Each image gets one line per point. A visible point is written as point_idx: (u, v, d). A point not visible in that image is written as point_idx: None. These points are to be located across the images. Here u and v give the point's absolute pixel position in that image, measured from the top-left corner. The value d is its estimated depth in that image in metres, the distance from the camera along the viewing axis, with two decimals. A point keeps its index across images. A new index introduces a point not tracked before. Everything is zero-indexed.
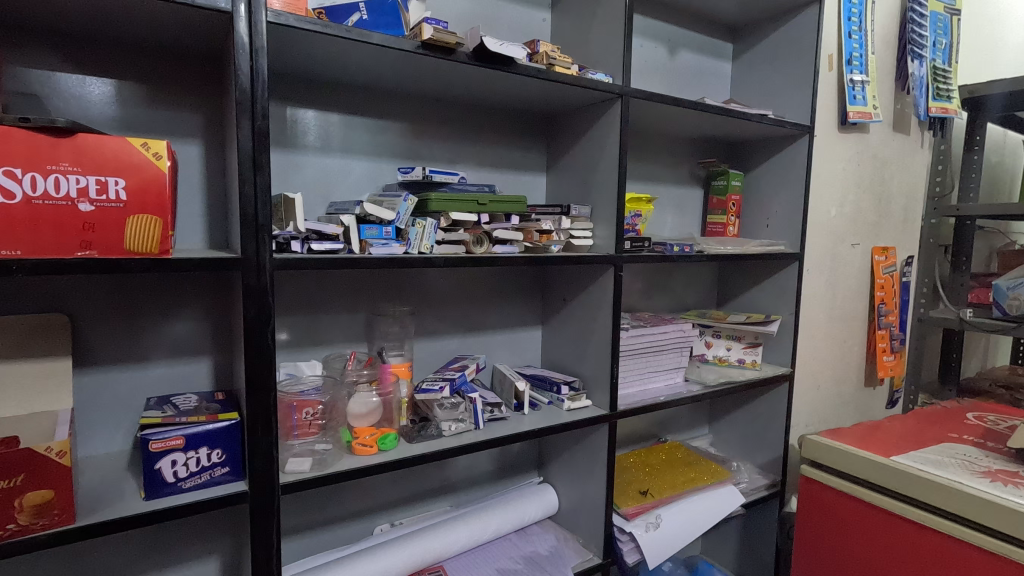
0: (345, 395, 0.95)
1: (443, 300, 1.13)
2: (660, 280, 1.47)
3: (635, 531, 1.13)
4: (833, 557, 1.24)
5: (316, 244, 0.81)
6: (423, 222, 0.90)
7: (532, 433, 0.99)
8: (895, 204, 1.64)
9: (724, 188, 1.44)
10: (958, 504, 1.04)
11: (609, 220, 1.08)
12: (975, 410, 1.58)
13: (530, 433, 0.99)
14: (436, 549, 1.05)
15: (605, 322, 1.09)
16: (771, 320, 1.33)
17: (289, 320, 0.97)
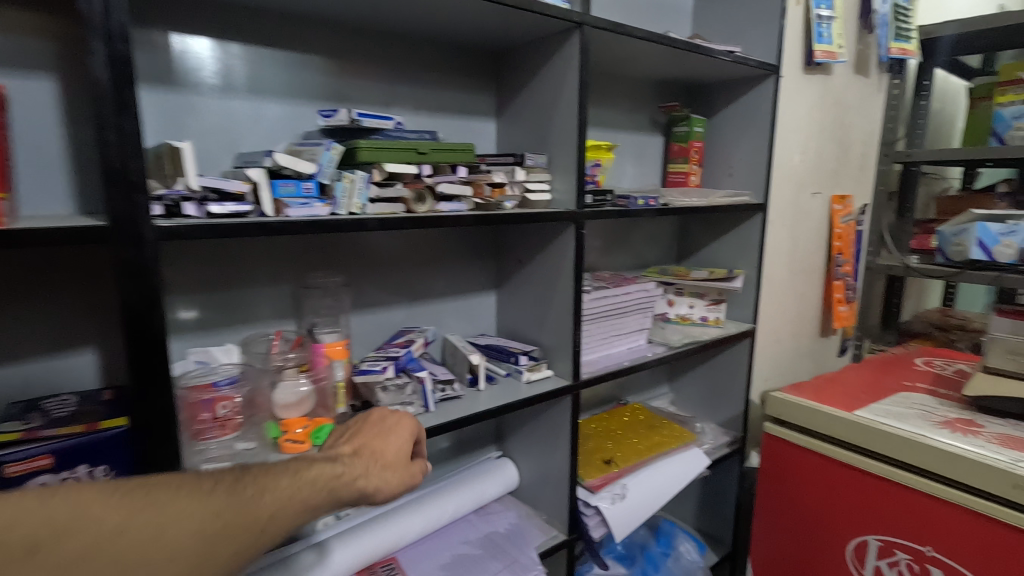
0: (268, 385, 0.81)
1: (384, 266, 0.99)
2: (620, 235, 1.38)
3: (601, 504, 1.06)
4: (796, 513, 1.23)
5: (214, 207, 0.65)
6: (350, 175, 0.75)
7: (490, 413, 0.89)
8: (854, 150, 1.60)
9: (686, 134, 1.34)
10: (923, 457, 1.03)
11: (568, 171, 0.96)
12: (923, 355, 1.60)
13: (488, 413, 0.89)
14: (387, 542, 0.95)
15: (566, 287, 0.99)
16: (735, 276, 1.27)
17: (198, 299, 0.81)
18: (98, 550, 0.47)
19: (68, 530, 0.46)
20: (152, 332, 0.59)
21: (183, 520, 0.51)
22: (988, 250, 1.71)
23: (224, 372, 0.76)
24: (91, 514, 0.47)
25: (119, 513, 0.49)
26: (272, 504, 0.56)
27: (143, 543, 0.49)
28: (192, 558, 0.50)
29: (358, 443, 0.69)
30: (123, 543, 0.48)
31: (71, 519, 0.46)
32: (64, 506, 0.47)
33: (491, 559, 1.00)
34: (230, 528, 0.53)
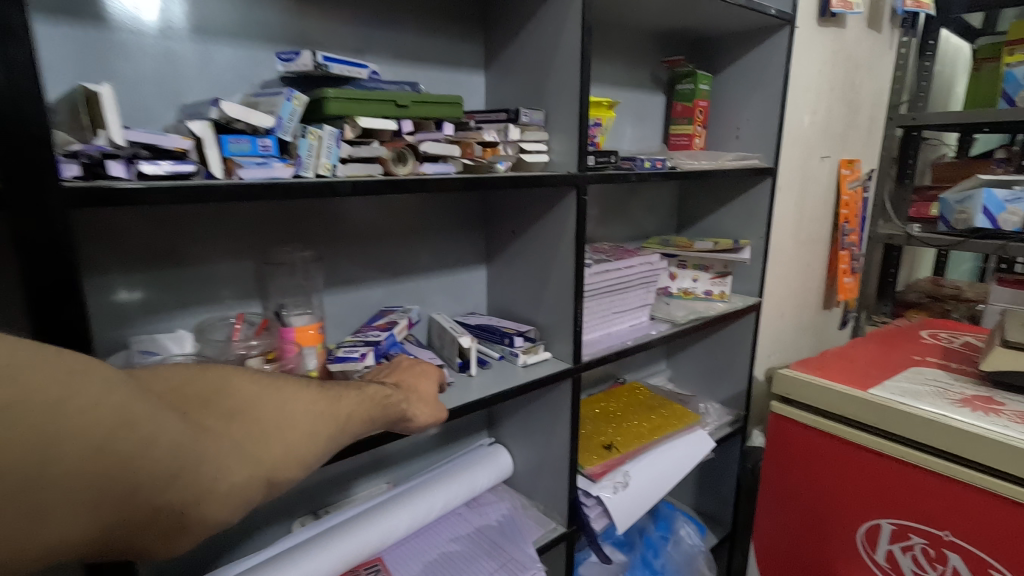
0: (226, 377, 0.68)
1: (359, 239, 0.88)
2: (618, 204, 1.27)
3: (602, 494, 0.99)
4: (803, 495, 1.17)
5: (146, 165, 0.52)
6: (317, 130, 0.63)
7: (485, 403, 0.80)
8: (863, 111, 1.51)
9: (690, 92, 1.22)
10: (945, 437, 0.97)
11: (569, 130, 0.85)
12: (928, 327, 1.55)
13: (483, 402, 0.80)
14: (372, 543, 0.86)
15: (566, 260, 0.89)
16: (743, 246, 1.18)
17: (140, 279, 0.70)
18: (217, 419, 0.45)
19: (186, 399, 0.45)
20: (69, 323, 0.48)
21: (284, 404, 0.50)
22: (992, 218, 1.64)
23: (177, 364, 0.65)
24: (203, 388, 0.47)
25: (227, 393, 0.48)
26: (349, 407, 0.56)
27: (245, 421, 0.47)
28: (294, 439, 0.49)
29: (397, 376, 0.69)
30: (235, 415, 0.47)
31: (187, 390, 0.46)
32: (178, 380, 0.46)
33: (485, 557, 0.92)
34: (322, 419, 0.53)
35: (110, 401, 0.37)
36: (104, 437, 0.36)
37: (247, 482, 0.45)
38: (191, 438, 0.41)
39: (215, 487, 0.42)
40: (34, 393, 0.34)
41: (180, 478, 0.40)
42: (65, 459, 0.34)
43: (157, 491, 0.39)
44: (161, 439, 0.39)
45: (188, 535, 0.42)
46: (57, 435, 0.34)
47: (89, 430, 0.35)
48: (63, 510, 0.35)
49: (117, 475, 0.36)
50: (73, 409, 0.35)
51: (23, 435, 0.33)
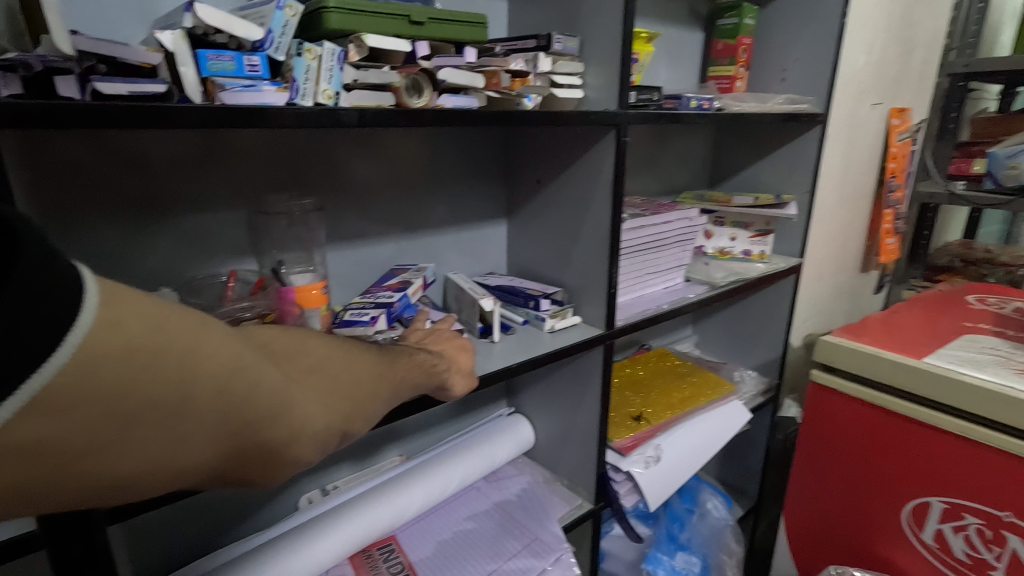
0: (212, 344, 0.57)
1: (367, 187, 0.77)
2: (648, 154, 1.15)
3: (633, 469, 0.91)
4: (843, 468, 1.10)
5: (101, 83, 0.42)
6: (314, 46, 0.52)
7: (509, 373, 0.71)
8: (919, 53, 1.36)
9: (734, 28, 1.09)
10: (1010, 411, 0.88)
11: (607, 60, 0.74)
12: (974, 291, 1.44)
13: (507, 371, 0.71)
14: (385, 520, 0.79)
15: (600, 213, 0.78)
16: (789, 202, 1.05)
17: (116, 229, 0.60)
18: (312, 371, 0.40)
19: (281, 353, 0.39)
20: None
21: (369, 356, 0.45)
22: None
23: None
24: (296, 340, 0.40)
25: (317, 345, 0.42)
26: (404, 370, 0.49)
27: (338, 373, 0.42)
28: (379, 388, 0.45)
29: (439, 347, 0.60)
30: (327, 368, 0.41)
31: (279, 343, 0.39)
32: (268, 333, 0.39)
33: (507, 536, 0.85)
34: (398, 376, 0.48)
35: (207, 344, 0.32)
36: (215, 378, 0.32)
37: (337, 429, 0.41)
38: (289, 384, 0.37)
39: (307, 432, 0.38)
40: (154, 329, 0.30)
41: (281, 419, 0.36)
42: (183, 397, 0.31)
43: (261, 429, 0.35)
44: (267, 382, 0.35)
45: (281, 472, 0.39)
46: (178, 374, 0.31)
47: (205, 372, 0.32)
48: (177, 447, 0.32)
49: (230, 414, 0.33)
50: (188, 350, 0.31)
51: (144, 372, 0.30)
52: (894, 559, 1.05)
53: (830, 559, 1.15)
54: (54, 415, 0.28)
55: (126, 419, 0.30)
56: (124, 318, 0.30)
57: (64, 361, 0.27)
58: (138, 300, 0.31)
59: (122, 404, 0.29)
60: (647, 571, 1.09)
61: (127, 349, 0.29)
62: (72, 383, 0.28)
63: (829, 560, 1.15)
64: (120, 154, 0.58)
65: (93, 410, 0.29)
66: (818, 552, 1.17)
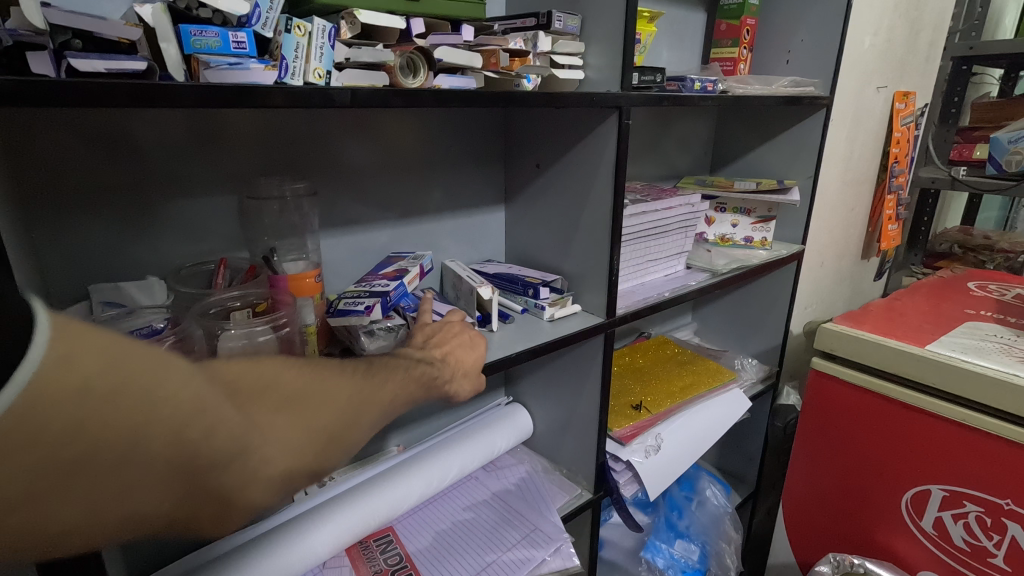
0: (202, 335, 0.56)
1: (361, 172, 0.75)
2: (649, 138, 1.13)
3: (633, 458, 0.90)
4: (843, 455, 1.09)
5: (75, 59, 0.40)
6: (304, 23, 0.50)
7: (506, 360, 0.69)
8: (925, 35, 1.34)
9: (738, 8, 1.06)
10: (1012, 398, 0.87)
11: (609, 39, 0.71)
12: (975, 278, 1.43)
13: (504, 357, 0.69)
14: (383, 512, 0.78)
15: (601, 197, 0.76)
16: (792, 187, 1.03)
17: (99, 216, 0.57)
18: (281, 408, 0.38)
19: (248, 390, 0.37)
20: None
21: (356, 382, 0.43)
22: None
23: (151, 315, 0.54)
24: (267, 373, 0.38)
25: (291, 376, 0.39)
26: (392, 392, 0.46)
27: (315, 407, 0.39)
28: (363, 419, 0.43)
29: (446, 347, 0.58)
30: (302, 401, 0.39)
31: (250, 377, 0.37)
32: (237, 367, 0.37)
33: (506, 526, 0.84)
34: (385, 401, 0.45)
35: (162, 381, 0.30)
36: (169, 421, 0.30)
37: (306, 471, 0.38)
38: (252, 426, 0.35)
39: (267, 475, 0.36)
40: (110, 369, 0.29)
41: (238, 463, 0.34)
42: (133, 444, 0.29)
43: (214, 475, 0.33)
44: (226, 424, 0.33)
45: (239, 519, 0.36)
46: (129, 419, 0.29)
47: (156, 417, 0.30)
48: (124, 496, 0.30)
49: (183, 459, 0.31)
50: (144, 391, 0.29)
51: (94, 416, 0.28)
52: (894, 546, 1.04)
53: (830, 546, 1.15)
54: None
55: (73, 465, 0.28)
56: (80, 356, 0.28)
57: (9, 403, 0.26)
58: (98, 336, 0.30)
59: (63, 452, 0.27)
60: (646, 560, 1.10)
61: (72, 395, 0.27)
62: (15, 426, 0.26)
63: (828, 546, 1.15)
64: (103, 137, 0.56)
65: (33, 459, 0.27)
66: (817, 538, 1.17)
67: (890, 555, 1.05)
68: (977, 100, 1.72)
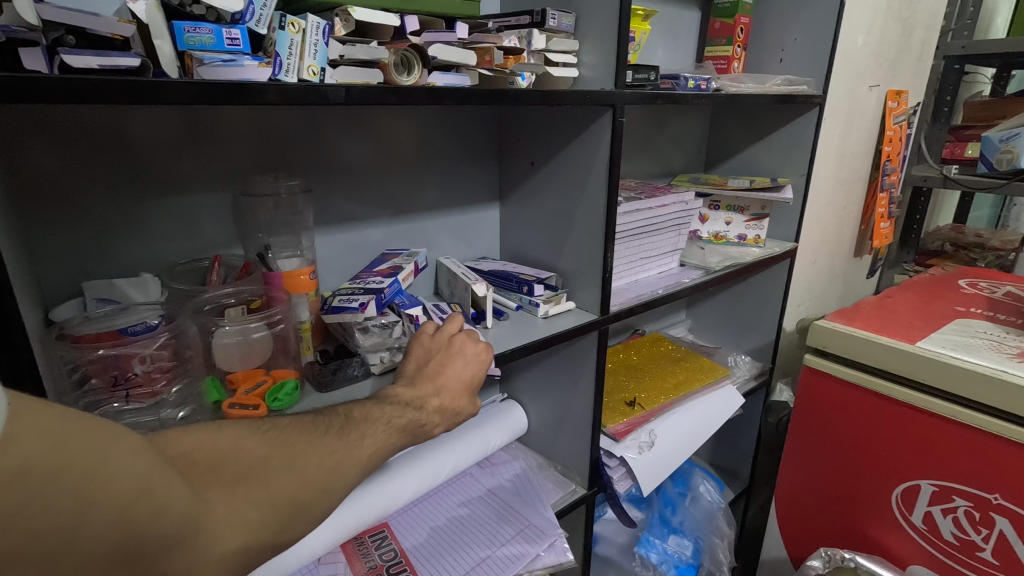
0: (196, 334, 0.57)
1: (355, 169, 0.75)
2: (644, 136, 1.13)
3: (627, 454, 0.91)
4: (835, 451, 1.10)
5: (68, 55, 0.40)
6: (298, 19, 0.50)
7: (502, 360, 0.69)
8: (917, 34, 1.35)
9: (732, 7, 1.06)
10: (1002, 395, 0.88)
11: (603, 37, 0.72)
12: (965, 276, 1.44)
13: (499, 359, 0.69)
14: (379, 506, 0.77)
15: (595, 194, 0.77)
16: (785, 185, 1.03)
17: (93, 213, 0.57)
18: (237, 482, 0.38)
19: (202, 464, 0.37)
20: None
21: (326, 445, 0.43)
22: None
23: (146, 311, 0.54)
24: (222, 447, 0.39)
25: (250, 447, 0.40)
26: (366, 451, 0.46)
27: (274, 478, 0.39)
28: (329, 484, 0.42)
29: (438, 382, 0.57)
30: (259, 475, 0.39)
31: (201, 453, 0.37)
32: (191, 441, 0.37)
33: (502, 523, 0.85)
34: (355, 463, 0.45)
35: (111, 461, 0.30)
36: (120, 503, 0.30)
37: (259, 548, 0.38)
38: (203, 505, 0.35)
39: (218, 554, 0.35)
40: (62, 447, 0.29)
41: (187, 542, 0.33)
42: (75, 532, 0.28)
43: (161, 557, 0.32)
44: (177, 505, 0.33)
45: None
46: (73, 504, 0.28)
47: (106, 497, 0.29)
48: None
49: (130, 542, 0.30)
50: (91, 475, 0.29)
51: (40, 497, 0.27)
52: (884, 540, 1.06)
53: (821, 540, 1.16)
54: None
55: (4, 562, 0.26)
56: (26, 438, 0.28)
57: None
58: (48, 414, 0.30)
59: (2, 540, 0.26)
60: (640, 555, 1.10)
61: (17, 476, 0.27)
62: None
63: (820, 541, 1.16)
64: (96, 134, 0.56)
65: None
66: (810, 533, 1.18)
67: (881, 548, 1.06)
68: (969, 99, 1.74)
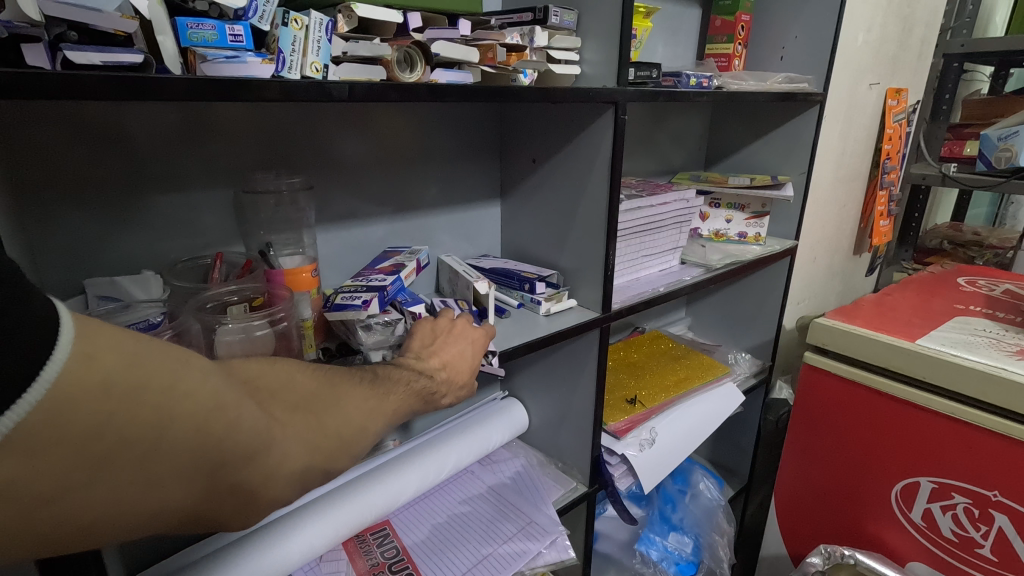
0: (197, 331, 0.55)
1: (356, 166, 0.75)
2: (644, 133, 1.13)
3: (628, 452, 0.91)
4: (834, 447, 1.11)
5: (70, 51, 0.40)
6: (301, 16, 0.50)
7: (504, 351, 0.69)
8: (917, 32, 1.35)
9: (733, 4, 1.06)
10: (999, 391, 0.88)
11: (605, 35, 0.71)
12: (964, 273, 1.45)
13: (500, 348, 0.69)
14: (378, 506, 0.78)
15: (597, 191, 0.77)
16: (786, 183, 1.04)
17: (93, 209, 0.57)
18: (296, 408, 0.40)
19: (265, 390, 0.39)
20: None
21: (363, 388, 0.45)
22: None
23: (148, 308, 0.54)
24: (278, 379, 0.40)
25: (303, 381, 0.42)
26: (397, 400, 0.47)
27: (326, 409, 0.41)
28: (373, 417, 0.44)
29: (443, 356, 0.58)
30: (313, 406, 0.41)
31: (263, 380, 0.39)
32: (252, 370, 0.39)
33: (502, 519, 0.85)
34: (391, 408, 0.47)
35: (187, 377, 0.32)
36: (194, 418, 0.32)
37: (317, 470, 0.40)
38: (270, 425, 0.37)
39: (279, 473, 0.37)
40: (140, 364, 0.31)
41: (254, 459, 0.36)
42: (157, 440, 0.31)
43: (232, 469, 0.35)
44: (247, 425, 0.35)
45: (256, 512, 0.38)
46: (153, 415, 0.30)
47: (182, 411, 0.32)
48: (148, 486, 0.32)
49: (203, 454, 0.33)
50: (170, 389, 0.31)
51: (125, 409, 0.30)
52: (883, 537, 1.06)
53: (820, 536, 1.17)
54: (31, 452, 0.27)
55: (106, 457, 0.30)
56: (105, 355, 0.30)
57: (45, 397, 0.27)
58: (121, 336, 0.31)
59: (97, 441, 0.29)
60: (640, 552, 1.11)
61: (105, 387, 0.29)
62: (47, 423, 0.28)
63: (818, 537, 1.17)
64: (98, 130, 0.56)
65: (72, 445, 0.28)
66: (808, 529, 1.18)
67: (879, 544, 1.07)
68: (968, 97, 1.74)
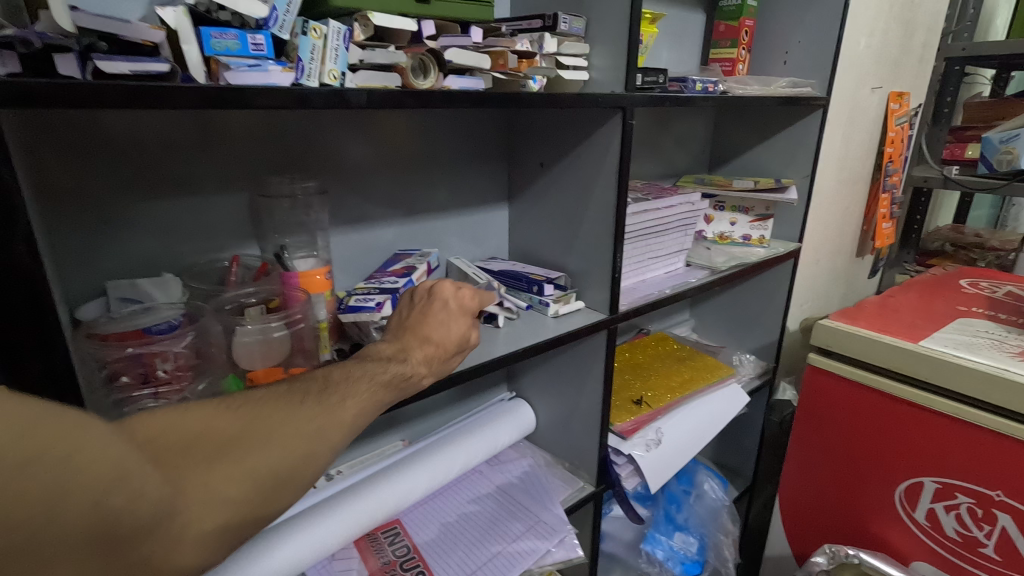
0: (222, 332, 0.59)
1: (368, 170, 0.76)
2: (649, 137, 1.14)
3: (634, 452, 0.92)
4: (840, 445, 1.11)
5: (101, 61, 0.41)
6: (320, 25, 0.51)
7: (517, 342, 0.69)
8: (919, 37, 1.36)
9: (737, 9, 1.07)
10: (1003, 392, 0.89)
11: (613, 41, 0.73)
12: (966, 275, 1.45)
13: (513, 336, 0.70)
14: (388, 504, 0.79)
15: (604, 195, 0.78)
16: (790, 186, 1.05)
17: (112, 212, 0.58)
18: (216, 456, 0.35)
19: (176, 443, 0.35)
20: (12, 258, 0.37)
21: (305, 410, 0.40)
22: None
23: (168, 311, 0.55)
24: (193, 424, 0.36)
25: (228, 420, 0.37)
26: (353, 414, 0.43)
27: (257, 445, 0.37)
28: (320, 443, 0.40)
29: (422, 333, 0.56)
30: (238, 448, 0.36)
31: (173, 431, 0.35)
32: (160, 421, 0.35)
33: (511, 518, 0.86)
34: (344, 429, 0.42)
35: (64, 455, 0.29)
36: (77, 501, 0.28)
37: (251, 519, 0.37)
38: (181, 485, 0.33)
39: (200, 533, 0.34)
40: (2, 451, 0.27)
41: (166, 525, 0.32)
42: (34, 535, 0.27)
43: (140, 542, 0.31)
44: (148, 492, 0.31)
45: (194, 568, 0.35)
46: (23, 508, 0.27)
47: (61, 498, 0.28)
48: None
49: (99, 536, 0.29)
50: (41, 472, 0.28)
51: None
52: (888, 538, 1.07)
53: (827, 537, 1.17)
54: None
55: None
56: None
57: None
58: None
59: None
60: (646, 551, 1.12)
61: None
62: None
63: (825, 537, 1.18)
64: (119, 136, 0.57)
65: None
66: (814, 529, 1.19)
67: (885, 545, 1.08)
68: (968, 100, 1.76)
